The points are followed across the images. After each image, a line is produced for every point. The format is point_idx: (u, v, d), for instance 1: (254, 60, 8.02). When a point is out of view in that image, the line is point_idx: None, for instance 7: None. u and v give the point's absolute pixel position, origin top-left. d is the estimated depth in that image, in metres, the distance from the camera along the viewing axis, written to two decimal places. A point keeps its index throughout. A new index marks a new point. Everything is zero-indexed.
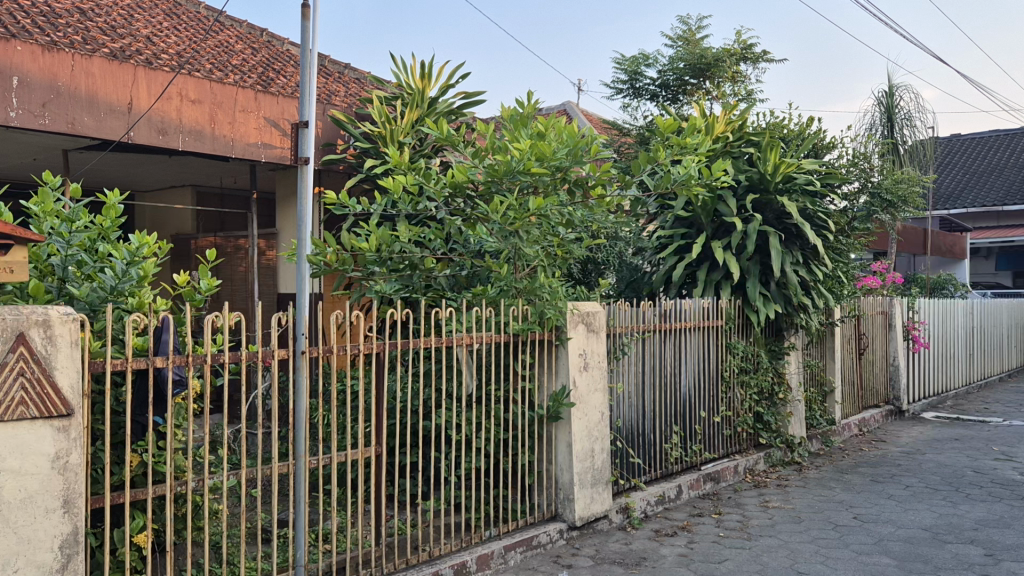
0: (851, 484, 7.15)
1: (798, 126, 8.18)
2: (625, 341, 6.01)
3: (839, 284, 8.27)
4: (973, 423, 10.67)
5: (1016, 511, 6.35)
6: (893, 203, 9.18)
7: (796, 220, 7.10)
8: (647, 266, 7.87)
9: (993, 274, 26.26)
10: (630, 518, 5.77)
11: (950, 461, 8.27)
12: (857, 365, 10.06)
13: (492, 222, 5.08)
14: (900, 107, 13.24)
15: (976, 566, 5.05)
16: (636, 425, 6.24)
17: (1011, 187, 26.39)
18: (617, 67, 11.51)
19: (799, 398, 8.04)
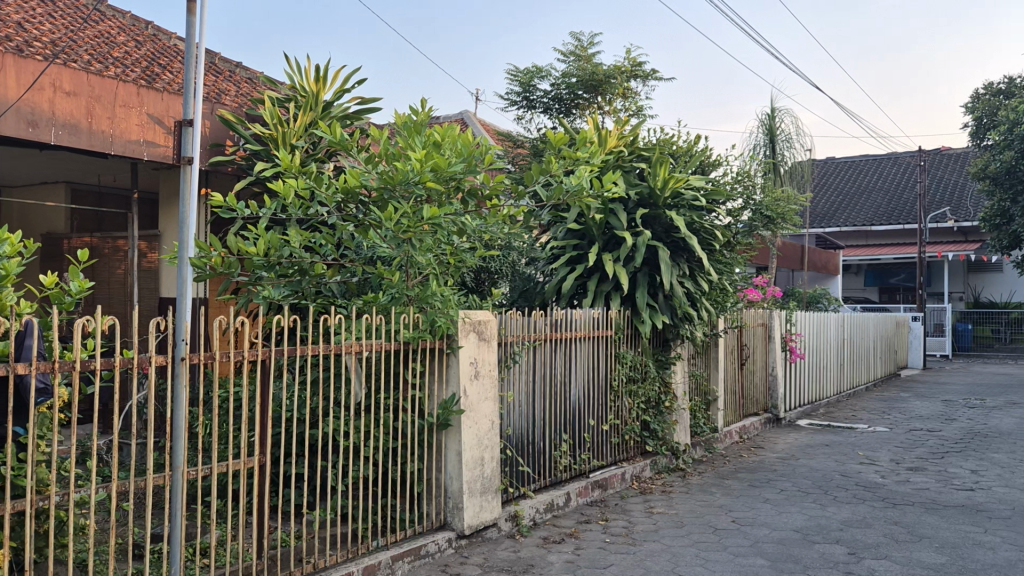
0: (731, 489, 7.43)
1: (686, 143, 8.46)
2: (516, 350, 6.06)
3: (723, 297, 8.58)
4: (842, 430, 11.29)
5: (878, 512, 6.76)
6: (774, 219, 9.62)
7: (683, 234, 7.33)
8: (539, 276, 7.89)
9: (862, 289, 27.89)
10: (518, 526, 5.81)
11: (820, 466, 8.72)
12: (738, 374, 10.46)
13: (385, 229, 5.04)
14: (780, 128, 13.91)
15: (841, 564, 5.33)
16: (526, 433, 6.29)
17: (879, 208, 28.14)
18: (510, 79, 11.64)
19: (684, 406, 8.30)
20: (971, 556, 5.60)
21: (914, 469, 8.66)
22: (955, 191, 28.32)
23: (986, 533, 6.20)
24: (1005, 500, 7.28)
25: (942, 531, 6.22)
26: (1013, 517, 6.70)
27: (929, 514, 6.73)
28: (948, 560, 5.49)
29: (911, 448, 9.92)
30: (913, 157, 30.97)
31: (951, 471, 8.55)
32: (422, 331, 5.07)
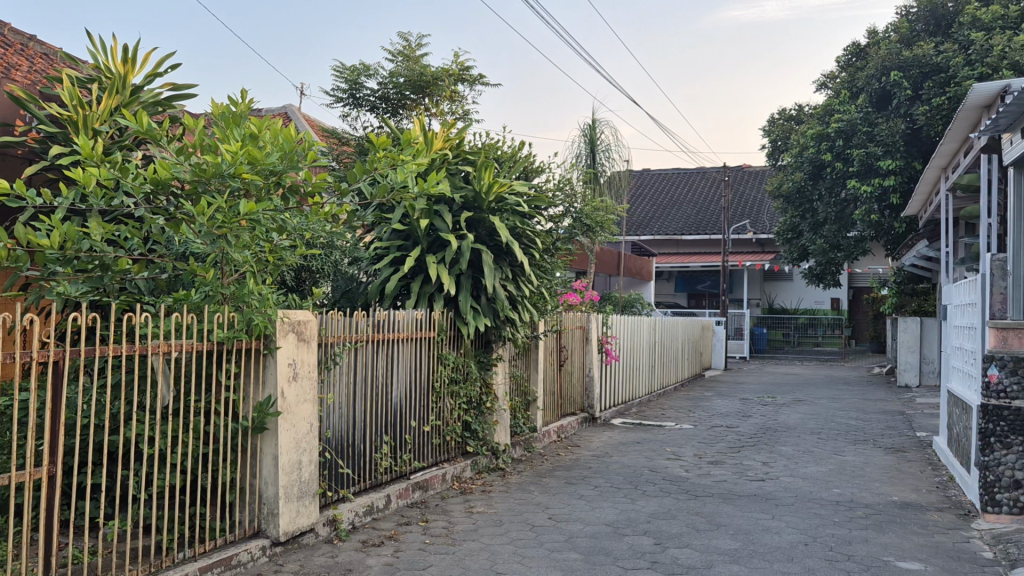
0: (547, 487, 7.67)
1: (511, 147, 8.63)
2: (337, 352, 5.94)
3: (544, 301, 8.83)
4: (652, 427, 11.96)
5: (681, 504, 7.21)
6: (593, 227, 10.01)
7: (505, 238, 7.48)
8: (362, 276, 7.75)
9: (672, 295, 29.66)
10: (336, 530, 5.69)
11: (631, 462, 9.18)
12: (557, 375, 10.80)
13: (199, 223, 4.80)
14: (600, 139, 14.49)
15: (647, 554, 5.65)
16: (345, 435, 6.18)
17: (688, 219, 30.02)
18: (336, 75, 11.42)
19: (504, 407, 8.47)
20: (761, 540, 6.10)
21: (714, 462, 9.32)
22: (754, 206, 30.73)
23: (773, 519, 6.78)
24: (790, 488, 8.00)
25: (737, 519, 6.74)
26: (797, 503, 7.37)
27: (725, 504, 7.26)
28: (741, 546, 5.96)
29: (712, 443, 10.66)
30: (720, 173, 33.28)
31: (746, 463, 9.28)
32: (237, 331, 4.86)
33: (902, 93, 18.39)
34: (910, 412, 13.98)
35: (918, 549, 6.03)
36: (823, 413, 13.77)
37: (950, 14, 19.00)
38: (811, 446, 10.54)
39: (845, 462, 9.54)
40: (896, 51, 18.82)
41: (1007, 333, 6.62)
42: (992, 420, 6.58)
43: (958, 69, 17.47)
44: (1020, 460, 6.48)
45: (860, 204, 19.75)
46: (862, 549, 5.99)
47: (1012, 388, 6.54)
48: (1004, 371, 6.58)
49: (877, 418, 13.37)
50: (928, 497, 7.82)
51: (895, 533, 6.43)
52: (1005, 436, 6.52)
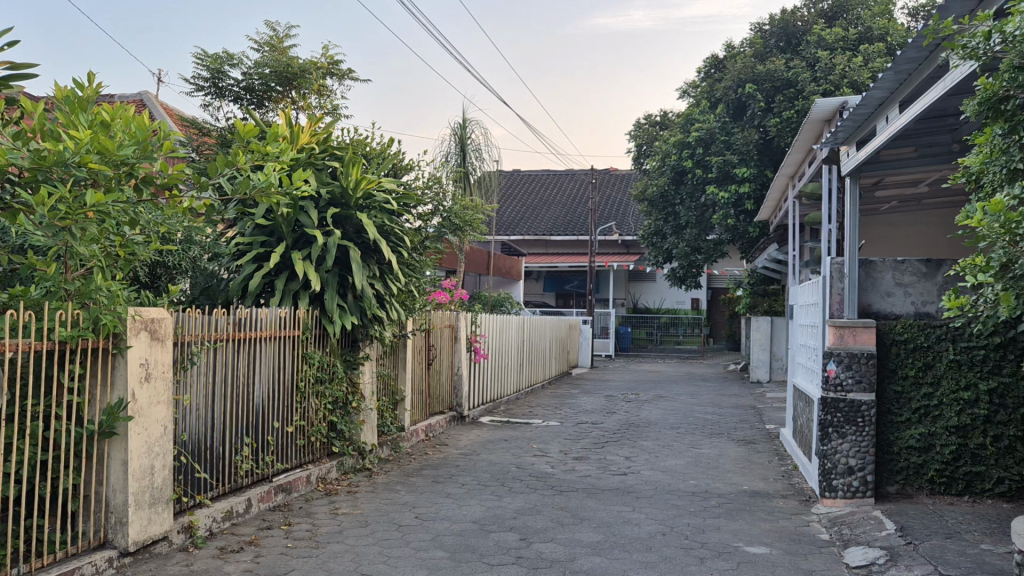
0: (414, 486, 7.65)
1: (380, 144, 8.54)
2: (194, 351, 5.69)
3: (412, 299, 8.79)
4: (519, 425, 12.12)
5: (546, 499, 7.35)
6: (461, 226, 10.04)
7: (373, 235, 7.38)
8: (223, 273, 7.46)
9: (540, 294, 30.18)
10: (192, 538, 5.46)
11: (498, 460, 9.28)
12: (425, 374, 10.77)
13: (39, 214, 4.48)
14: (471, 138, 14.53)
15: (513, 550, 5.73)
16: (203, 437, 5.93)
17: (557, 220, 30.63)
18: (197, 62, 10.93)
19: (371, 407, 8.37)
20: (621, 532, 6.32)
21: (579, 458, 9.56)
22: (619, 209, 31.70)
23: (634, 511, 7.03)
24: (649, 481, 8.33)
25: (599, 512, 6.94)
26: (655, 495, 7.67)
27: (588, 498, 7.47)
28: (603, 538, 6.14)
29: (577, 439, 10.92)
30: (587, 176, 34.16)
31: (609, 458, 9.58)
32: (82, 329, 4.56)
33: (756, 104, 19.47)
34: (760, 407, 14.82)
35: (764, 534, 6.41)
36: (682, 408, 14.39)
37: (799, 32, 20.31)
38: (670, 440, 10.99)
39: (701, 454, 10.01)
40: (750, 65, 19.90)
41: (843, 330, 7.08)
42: (830, 411, 7.06)
43: (805, 84, 18.66)
44: (853, 448, 7.00)
45: (717, 209, 20.74)
46: (715, 536, 6.31)
47: (847, 382, 7.02)
48: (841, 366, 7.02)
49: (731, 412, 14.11)
50: (774, 485, 8.32)
51: (745, 520, 6.81)
52: (841, 426, 7.02)
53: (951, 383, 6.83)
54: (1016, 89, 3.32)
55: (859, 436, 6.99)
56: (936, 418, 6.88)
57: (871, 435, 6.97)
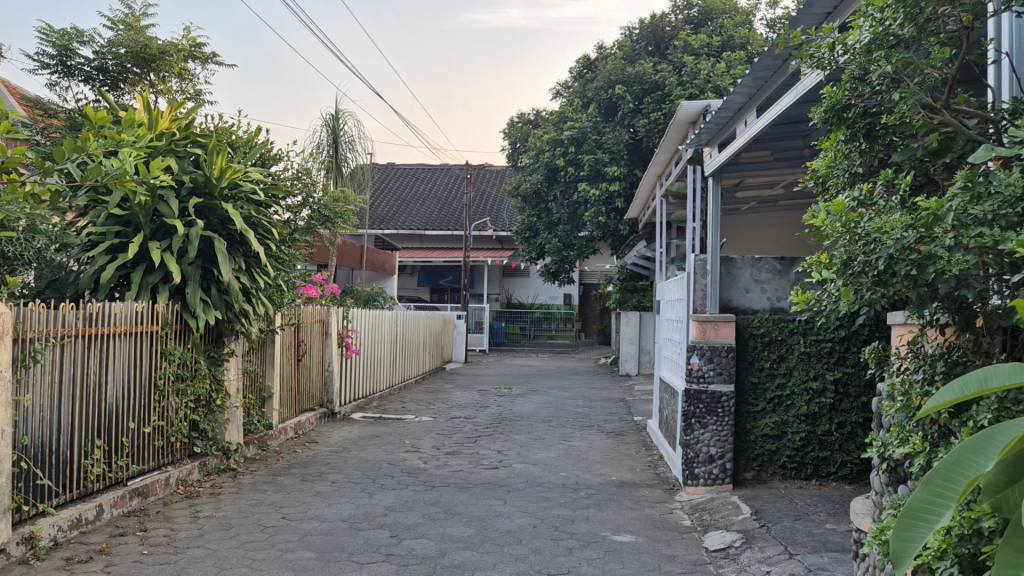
0: (282, 486, 7.43)
1: (247, 132, 8.22)
2: (39, 348, 5.30)
3: (281, 294, 8.51)
4: (392, 421, 11.99)
5: (418, 495, 7.31)
6: (332, 219, 9.82)
7: (239, 227, 7.10)
8: (72, 264, 6.97)
9: (414, 289, 30.00)
10: (34, 549, 5.07)
11: (369, 456, 9.15)
12: (295, 370, 10.47)
13: None
14: (343, 130, 14.21)
15: (382, 547, 5.66)
16: (47, 441, 5.52)
17: (431, 215, 30.50)
18: (42, 38, 10.17)
19: (236, 404, 8.06)
20: (492, 525, 6.36)
21: (452, 453, 9.54)
22: (493, 204, 31.91)
23: (505, 504, 7.09)
24: (521, 474, 8.43)
25: (471, 507, 6.96)
26: (526, 488, 7.77)
27: (460, 493, 7.48)
28: (474, 532, 6.16)
29: (450, 434, 10.90)
30: (462, 171, 34.24)
31: (482, 452, 9.62)
32: None
33: (625, 105, 20.04)
34: (629, 399, 15.29)
35: (630, 523, 6.61)
36: (554, 402, 14.66)
37: (667, 37, 21.07)
38: (542, 433, 11.16)
39: (571, 446, 10.22)
40: (620, 67, 20.48)
41: (705, 325, 7.37)
42: (693, 402, 7.35)
43: (672, 88, 19.38)
44: (714, 437, 7.33)
45: (589, 206, 21.20)
46: (583, 526, 6.45)
47: (709, 374, 7.34)
48: (703, 359, 7.33)
49: (601, 404, 14.49)
50: (640, 475, 8.60)
51: (612, 510, 7.00)
52: (703, 417, 7.34)
53: (802, 373, 7.26)
54: (859, 97, 3.14)
55: (719, 425, 7.32)
56: (788, 407, 7.29)
57: (730, 424, 7.32)
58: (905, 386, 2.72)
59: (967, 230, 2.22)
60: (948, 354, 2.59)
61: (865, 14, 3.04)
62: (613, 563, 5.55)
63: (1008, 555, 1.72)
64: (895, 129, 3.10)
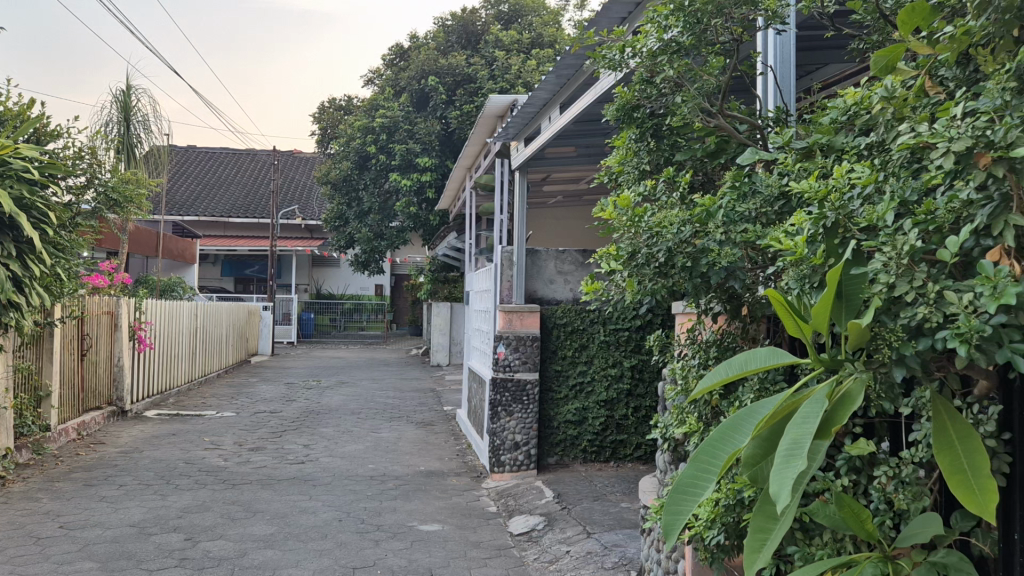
0: (60, 492, 6.81)
1: (17, 104, 7.41)
2: None
3: (59, 283, 7.76)
4: (190, 418, 11.33)
5: (216, 494, 6.97)
6: (121, 203, 9.10)
7: (7, 208, 6.40)
8: None
9: (217, 279, 28.52)
10: None
11: (164, 456, 8.60)
12: (78, 366, 9.63)
13: None
14: (136, 107, 13.18)
15: (175, 552, 5.34)
16: None
17: (236, 201, 29.10)
18: None
19: (4, 405, 7.28)
20: (296, 522, 6.18)
21: (254, 449, 9.17)
22: (302, 192, 30.95)
23: (311, 499, 6.92)
24: (328, 467, 8.26)
25: (273, 504, 6.73)
26: (333, 482, 7.64)
27: (263, 490, 7.21)
28: (276, 529, 5.97)
29: (253, 430, 10.48)
30: (269, 157, 32.98)
31: (287, 447, 9.32)
32: None
33: (438, 97, 20.12)
34: (439, 389, 15.40)
35: (437, 512, 6.67)
36: (364, 394, 14.49)
37: (478, 31, 21.38)
38: (350, 426, 10.98)
39: (380, 438, 10.14)
40: (432, 58, 20.57)
41: (512, 315, 7.56)
42: (500, 391, 7.53)
43: (483, 82, 19.68)
44: (519, 424, 7.54)
45: (400, 196, 20.90)
46: (390, 518, 6.43)
47: (514, 362, 7.55)
48: (509, 348, 7.53)
49: (411, 395, 14.49)
50: (449, 464, 8.69)
51: (420, 500, 7.02)
52: (508, 405, 7.54)
53: (602, 361, 7.62)
54: (647, 99, 3.28)
55: (524, 412, 7.55)
56: (589, 393, 7.62)
57: (534, 412, 7.57)
58: (684, 371, 2.91)
59: (734, 227, 2.43)
60: (720, 340, 2.80)
61: (651, 21, 3.21)
62: (419, 552, 5.58)
63: (759, 521, 1.91)
64: (678, 131, 3.29)
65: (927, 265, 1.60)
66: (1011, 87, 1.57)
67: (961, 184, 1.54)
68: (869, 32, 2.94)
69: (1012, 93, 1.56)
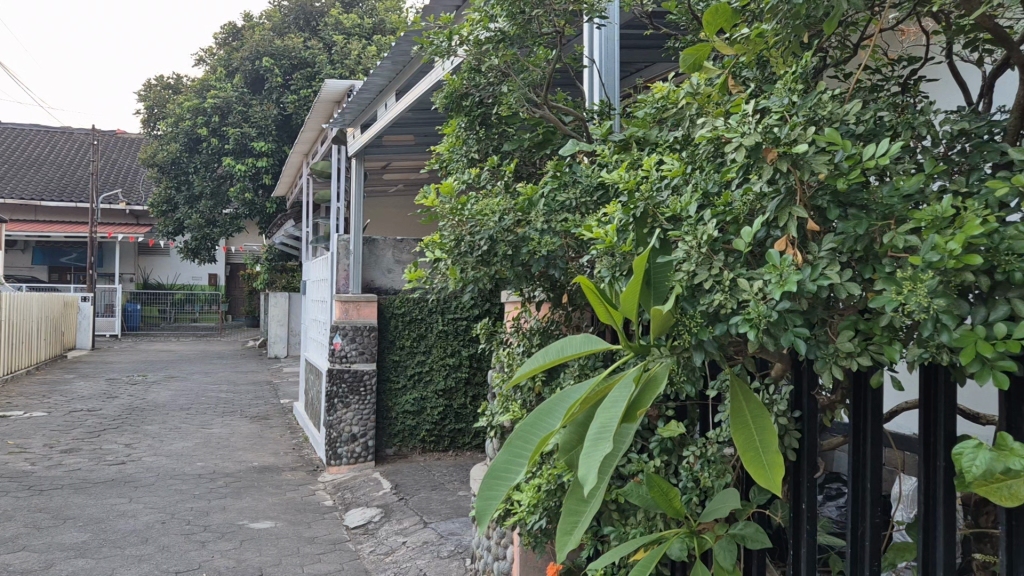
0: None
1: None
2: None
3: None
4: None
5: (21, 502, 6.40)
6: None
7: None
8: None
9: (28, 268, 26.18)
10: None
11: None
12: None
13: None
14: None
15: None
16: None
17: (49, 182, 26.82)
18: None
19: None
20: (112, 527, 5.78)
21: (67, 451, 8.49)
22: (125, 175, 28.96)
23: (130, 502, 6.49)
24: (151, 468, 7.78)
25: (87, 509, 6.25)
26: (156, 482, 7.20)
27: (76, 495, 6.69)
28: (89, 537, 5.55)
29: (67, 430, 9.70)
30: (86, 137, 30.65)
31: (105, 448, 8.69)
32: None
33: (273, 79, 19.45)
34: (277, 382, 14.88)
35: (270, 508, 6.44)
36: (194, 388, 13.77)
37: (316, 13, 20.86)
38: (177, 423, 10.39)
39: (210, 434, 9.67)
40: (267, 38, 19.87)
41: (348, 305, 7.38)
42: (336, 382, 7.37)
43: (322, 66, 19.22)
44: (356, 416, 7.41)
45: (234, 181, 20.02)
46: (218, 517, 6.15)
47: (351, 353, 7.39)
48: (345, 339, 7.36)
49: (246, 389, 13.92)
50: (284, 458, 8.41)
51: (251, 497, 6.75)
52: (345, 396, 7.38)
53: (439, 350, 7.61)
54: (475, 87, 3.28)
55: (361, 404, 7.42)
56: (427, 382, 7.60)
57: (372, 402, 7.46)
58: (509, 358, 2.93)
59: (555, 216, 2.48)
60: (545, 327, 2.81)
61: (478, 10, 3.22)
62: (249, 551, 5.36)
63: (571, 505, 1.95)
64: (506, 121, 3.31)
65: (725, 254, 1.68)
66: (797, 88, 1.68)
67: (754, 177, 1.63)
68: (685, 32, 3.09)
69: (798, 94, 1.68)
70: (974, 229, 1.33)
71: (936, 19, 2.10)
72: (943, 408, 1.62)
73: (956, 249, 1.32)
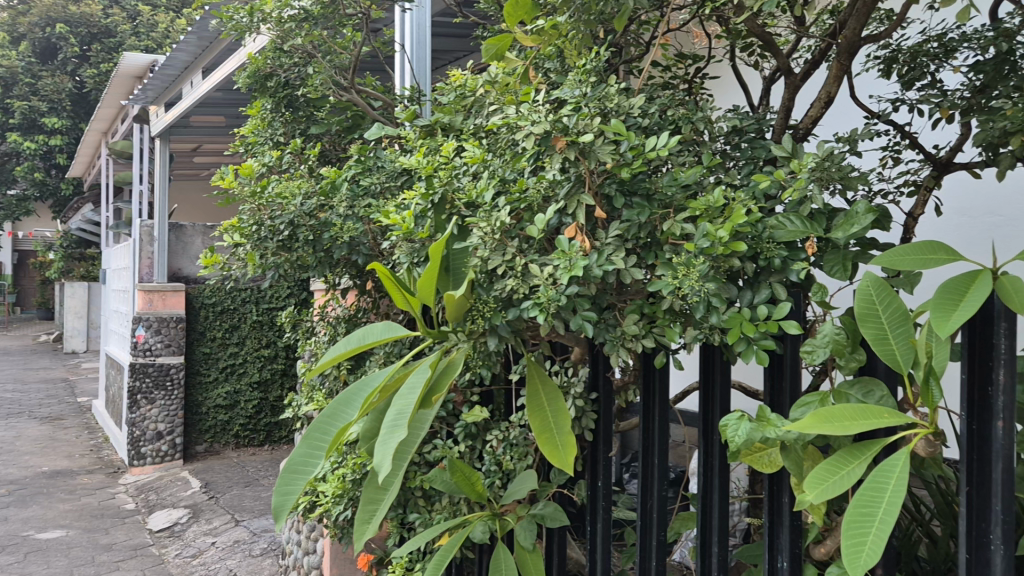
0: None
1: None
2: None
3: None
4: None
5: None
6: None
7: None
8: None
9: None
10: None
11: None
12: None
13: None
14: None
15: None
16: None
17: None
18: None
19: None
20: None
21: None
22: None
23: None
24: None
25: None
26: None
27: None
28: None
29: None
30: None
31: None
32: None
33: (68, 48, 17.95)
34: (72, 379, 13.74)
35: (60, 516, 5.94)
36: None
37: None
38: None
39: None
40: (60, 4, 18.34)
41: (152, 295, 6.90)
42: (139, 377, 6.92)
43: (125, 37, 17.96)
44: (161, 412, 7.01)
45: (22, 160, 18.26)
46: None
47: (155, 346, 6.95)
48: (149, 331, 6.89)
49: (35, 387, 12.75)
50: (79, 461, 7.78)
51: (39, 504, 6.20)
52: (149, 392, 6.96)
53: (254, 341, 7.28)
54: (280, 67, 3.20)
55: (167, 399, 7.03)
56: (240, 375, 7.27)
57: (179, 398, 7.08)
58: (315, 348, 2.85)
59: (357, 200, 2.46)
60: (353, 316, 2.75)
61: None
62: (34, 564, 4.94)
63: (369, 494, 1.93)
64: (313, 103, 3.25)
65: (519, 241, 1.71)
66: (587, 80, 1.74)
67: (547, 165, 1.67)
68: (493, 22, 3.13)
69: (588, 86, 1.74)
70: (739, 217, 1.43)
71: (719, 22, 2.25)
72: (719, 386, 1.74)
73: (724, 236, 1.43)
